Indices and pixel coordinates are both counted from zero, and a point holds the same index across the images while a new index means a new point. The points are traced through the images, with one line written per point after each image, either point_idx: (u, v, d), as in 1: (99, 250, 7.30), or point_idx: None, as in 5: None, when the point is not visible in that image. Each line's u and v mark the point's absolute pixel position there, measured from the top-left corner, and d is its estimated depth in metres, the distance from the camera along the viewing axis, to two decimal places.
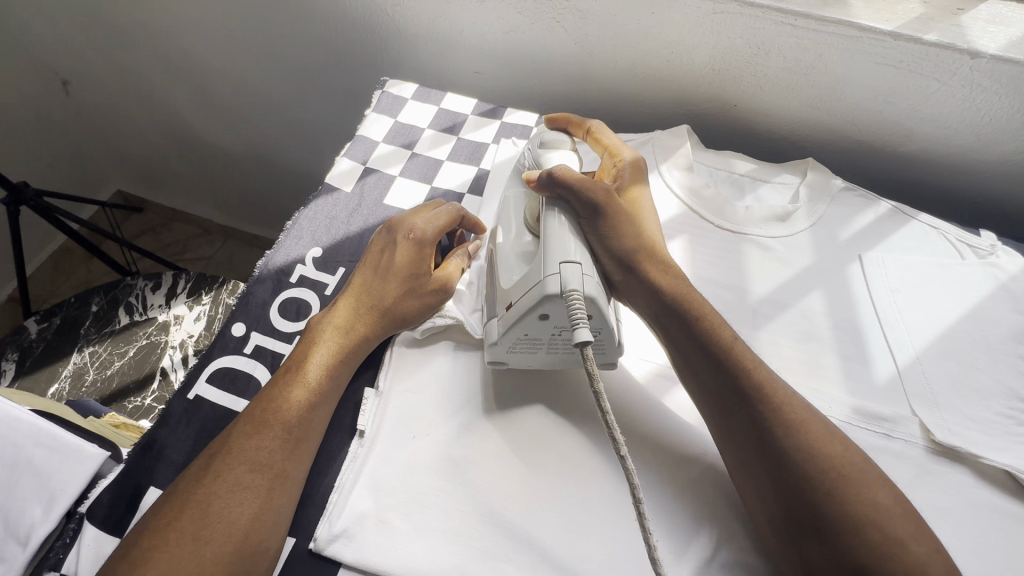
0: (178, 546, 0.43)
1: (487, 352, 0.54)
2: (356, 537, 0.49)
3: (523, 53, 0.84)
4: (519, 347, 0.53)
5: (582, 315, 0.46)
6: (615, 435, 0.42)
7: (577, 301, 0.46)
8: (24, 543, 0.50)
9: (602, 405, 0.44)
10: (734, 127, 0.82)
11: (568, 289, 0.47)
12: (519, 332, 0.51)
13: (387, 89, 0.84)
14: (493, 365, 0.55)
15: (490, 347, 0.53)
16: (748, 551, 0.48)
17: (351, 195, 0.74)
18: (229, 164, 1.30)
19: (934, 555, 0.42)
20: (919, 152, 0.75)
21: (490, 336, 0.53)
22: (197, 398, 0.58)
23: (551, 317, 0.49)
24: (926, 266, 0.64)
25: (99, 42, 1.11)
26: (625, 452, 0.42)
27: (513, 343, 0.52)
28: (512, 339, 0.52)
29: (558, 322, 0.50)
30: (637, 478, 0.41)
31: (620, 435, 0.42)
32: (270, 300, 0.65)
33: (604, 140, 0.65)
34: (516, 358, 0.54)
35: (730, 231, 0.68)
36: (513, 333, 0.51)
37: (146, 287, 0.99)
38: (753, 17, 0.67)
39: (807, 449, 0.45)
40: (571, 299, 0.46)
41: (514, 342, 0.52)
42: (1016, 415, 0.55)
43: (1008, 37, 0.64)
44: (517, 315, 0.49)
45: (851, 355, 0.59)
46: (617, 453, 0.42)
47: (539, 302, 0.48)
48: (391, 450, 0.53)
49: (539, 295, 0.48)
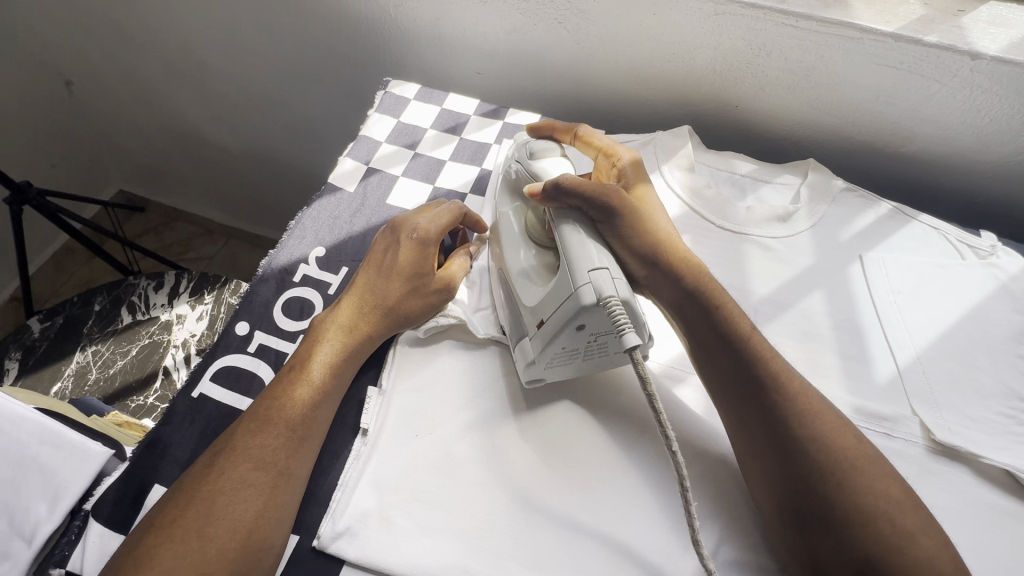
0: (183, 542, 0.43)
1: (524, 371, 0.54)
2: (359, 534, 0.49)
3: (525, 54, 0.84)
4: (558, 360, 0.52)
5: (626, 321, 0.46)
6: (666, 431, 0.43)
7: (616, 306, 0.46)
8: (30, 540, 0.51)
9: (656, 408, 0.44)
10: (734, 127, 0.82)
11: (604, 296, 0.47)
12: (557, 346, 0.50)
13: (389, 89, 0.84)
14: (531, 384, 0.55)
15: (528, 366, 0.53)
16: (751, 550, 0.49)
17: (353, 195, 0.74)
18: (231, 164, 1.30)
19: (935, 553, 0.42)
20: (919, 152, 0.75)
21: (528, 354, 0.54)
22: (201, 397, 0.59)
23: (589, 327, 0.49)
24: (926, 266, 0.65)
25: (102, 43, 1.11)
26: (676, 446, 0.43)
27: (552, 357, 0.52)
28: (551, 353, 0.51)
29: (597, 330, 0.49)
30: (687, 470, 0.42)
31: (671, 432, 0.43)
32: (274, 299, 0.65)
33: (595, 142, 0.66)
34: (553, 372, 0.54)
35: (731, 232, 0.69)
36: (551, 348, 0.51)
37: (150, 287, 1.00)
38: (754, 18, 0.68)
39: (809, 448, 0.45)
40: (610, 306, 0.46)
41: (552, 357, 0.52)
42: (1016, 414, 0.55)
43: (1008, 39, 0.64)
44: (555, 330, 0.49)
45: (852, 355, 0.60)
46: (669, 447, 0.43)
47: (576, 315, 0.48)
48: (394, 448, 0.53)
49: (575, 308, 0.47)
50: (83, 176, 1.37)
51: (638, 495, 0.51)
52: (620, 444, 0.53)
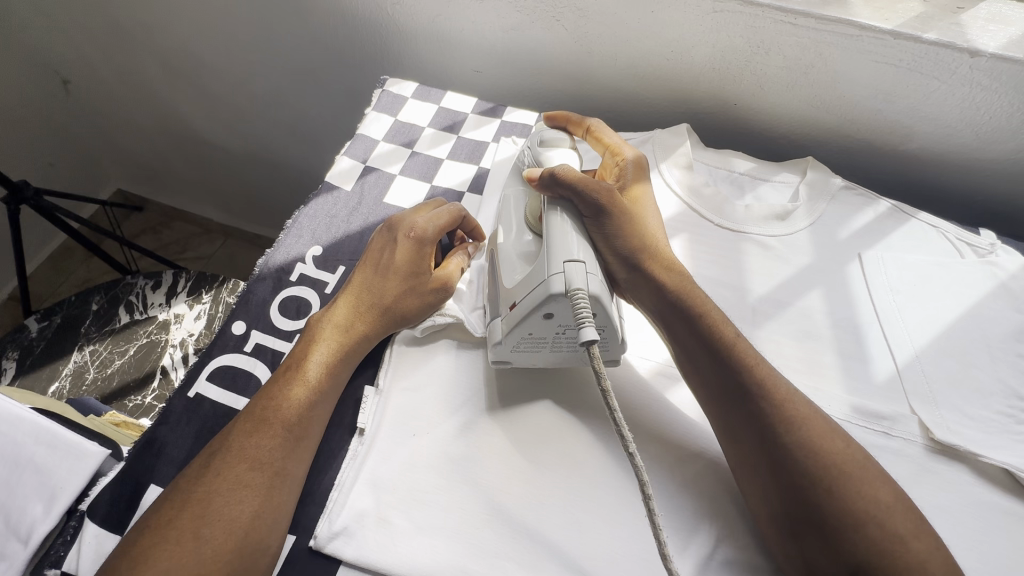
0: (180, 544, 0.43)
1: (490, 351, 0.54)
2: (357, 534, 0.49)
3: (523, 52, 0.84)
4: (523, 346, 0.52)
5: (588, 314, 0.46)
6: (624, 433, 0.43)
7: (582, 299, 0.46)
8: (26, 541, 0.50)
9: (609, 404, 0.44)
10: (733, 125, 0.82)
11: (573, 287, 0.47)
12: (522, 331, 0.51)
13: (386, 88, 0.84)
14: (497, 365, 0.55)
15: (493, 346, 0.53)
16: (749, 549, 0.48)
17: (351, 194, 0.74)
18: (229, 163, 1.30)
19: (934, 554, 0.42)
20: (918, 151, 0.75)
21: (494, 335, 0.54)
22: (198, 396, 0.58)
23: (555, 316, 0.49)
24: (926, 265, 0.64)
25: (99, 42, 1.11)
26: (633, 449, 0.42)
27: (517, 341, 0.52)
28: (516, 337, 0.51)
29: (563, 320, 0.50)
30: (646, 475, 0.41)
31: (629, 433, 0.43)
32: (270, 298, 0.65)
33: (604, 139, 0.66)
34: (519, 357, 0.54)
35: (730, 230, 0.68)
36: (516, 332, 0.51)
37: (147, 286, 0.99)
38: (752, 16, 0.67)
39: (808, 447, 0.45)
40: (576, 298, 0.46)
41: (518, 341, 0.52)
42: (1016, 413, 0.55)
43: (1008, 36, 0.64)
44: (521, 315, 0.50)
45: (851, 354, 0.59)
46: (626, 450, 0.43)
47: (543, 301, 0.48)
48: (390, 448, 0.53)
49: (543, 294, 0.48)
50: (82, 175, 1.37)
51: (636, 494, 0.51)
52: (617, 443, 0.53)
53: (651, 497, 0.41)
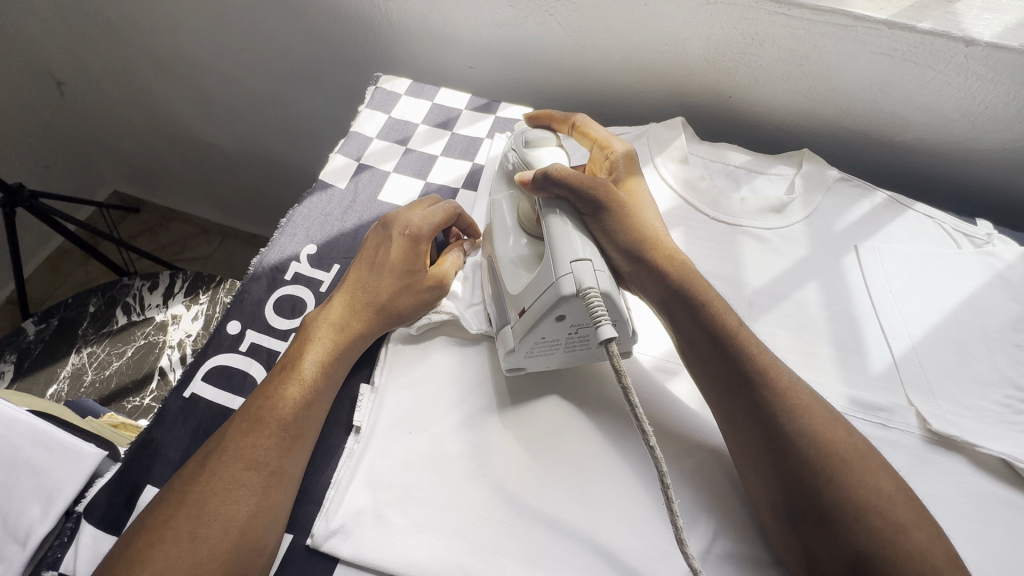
0: (175, 544, 0.43)
1: (503, 358, 0.53)
2: (354, 533, 0.49)
3: (517, 47, 0.83)
4: (537, 350, 0.52)
5: (603, 312, 0.45)
6: (643, 427, 0.42)
7: (595, 297, 0.46)
8: (24, 543, 0.50)
9: (630, 400, 0.43)
10: (728, 118, 0.82)
11: (584, 287, 0.46)
12: (536, 336, 0.50)
13: (380, 85, 0.83)
14: (512, 372, 0.55)
15: (507, 354, 0.53)
16: (748, 542, 0.48)
17: (345, 191, 0.73)
18: (225, 162, 1.30)
19: (935, 545, 0.41)
20: (913, 141, 0.75)
21: (507, 342, 0.53)
22: (193, 396, 0.58)
23: (568, 318, 0.49)
24: (922, 256, 0.64)
25: (92, 42, 1.10)
26: (653, 443, 0.41)
27: (531, 347, 0.52)
28: (529, 343, 0.51)
29: (577, 321, 0.49)
30: (665, 466, 0.41)
31: (648, 426, 0.42)
32: (266, 297, 0.65)
33: (592, 133, 0.65)
34: (534, 361, 0.53)
35: (726, 223, 0.68)
36: (530, 338, 0.50)
37: (144, 287, 0.99)
38: (747, 8, 0.67)
39: (806, 438, 0.45)
40: (589, 296, 0.46)
41: (532, 346, 0.51)
42: (1014, 403, 0.54)
43: (1004, 24, 0.63)
44: (535, 319, 0.49)
45: (848, 346, 0.59)
46: (645, 444, 0.42)
47: (555, 304, 0.47)
48: (387, 446, 0.53)
49: (555, 298, 0.47)
50: (77, 176, 1.37)
51: (634, 488, 0.51)
52: (613, 435, 0.53)
53: (669, 489, 0.41)
